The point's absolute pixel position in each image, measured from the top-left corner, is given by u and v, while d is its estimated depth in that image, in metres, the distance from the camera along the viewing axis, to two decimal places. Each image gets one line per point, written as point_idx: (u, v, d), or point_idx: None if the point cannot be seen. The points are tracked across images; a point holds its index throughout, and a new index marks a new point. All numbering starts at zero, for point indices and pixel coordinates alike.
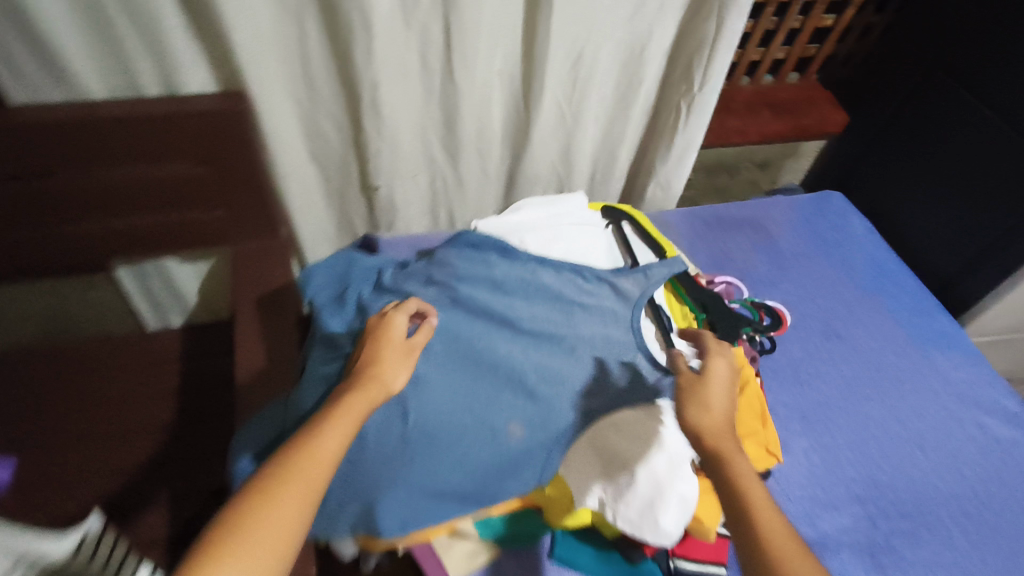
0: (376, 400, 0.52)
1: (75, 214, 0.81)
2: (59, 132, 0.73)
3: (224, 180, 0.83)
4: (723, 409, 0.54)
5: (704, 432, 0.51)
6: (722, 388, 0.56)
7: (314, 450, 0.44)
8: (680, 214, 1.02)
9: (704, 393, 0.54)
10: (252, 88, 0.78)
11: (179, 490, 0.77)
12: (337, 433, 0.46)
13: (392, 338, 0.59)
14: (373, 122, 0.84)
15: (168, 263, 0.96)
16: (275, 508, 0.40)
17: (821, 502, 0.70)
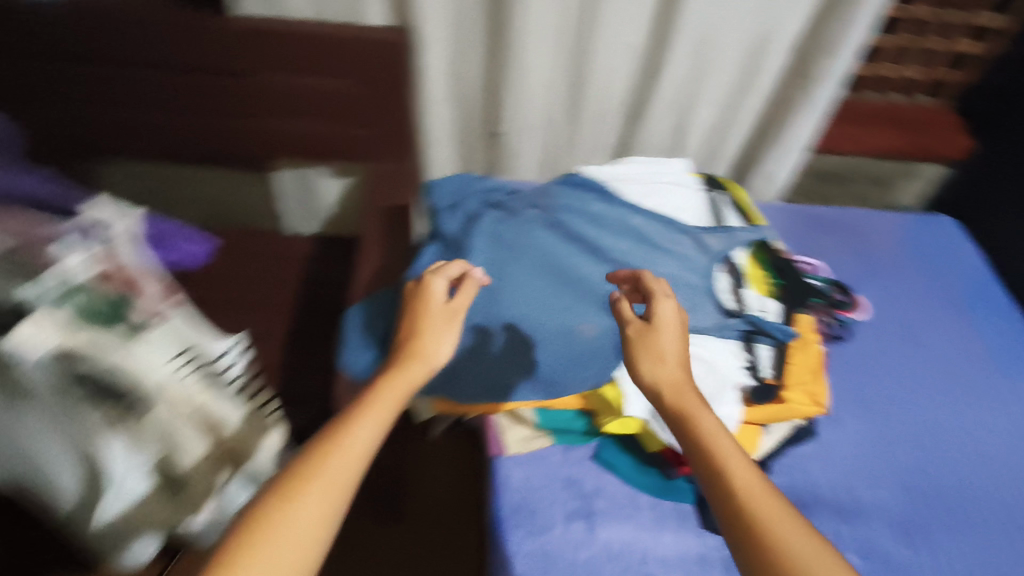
0: (415, 382, 0.54)
1: (257, 112, 0.98)
2: (265, 39, 0.89)
3: (380, 102, 0.96)
4: (673, 355, 0.54)
5: (663, 391, 0.52)
6: (673, 331, 0.56)
7: (341, 451, 0.46)
8: (779, 207, 1.06)
9: (654, 342, 0.54)
10: (419, 27, 0.90)
11: (295, 349, 0.92)
12: (367, 434, 0.48)
13: (433, 305, 0.60)
14: (513, 73, 0.95)
15: (318, 172, 1.12)
16: (298, 517, 0.41)
17: (863, 477, 0.72)
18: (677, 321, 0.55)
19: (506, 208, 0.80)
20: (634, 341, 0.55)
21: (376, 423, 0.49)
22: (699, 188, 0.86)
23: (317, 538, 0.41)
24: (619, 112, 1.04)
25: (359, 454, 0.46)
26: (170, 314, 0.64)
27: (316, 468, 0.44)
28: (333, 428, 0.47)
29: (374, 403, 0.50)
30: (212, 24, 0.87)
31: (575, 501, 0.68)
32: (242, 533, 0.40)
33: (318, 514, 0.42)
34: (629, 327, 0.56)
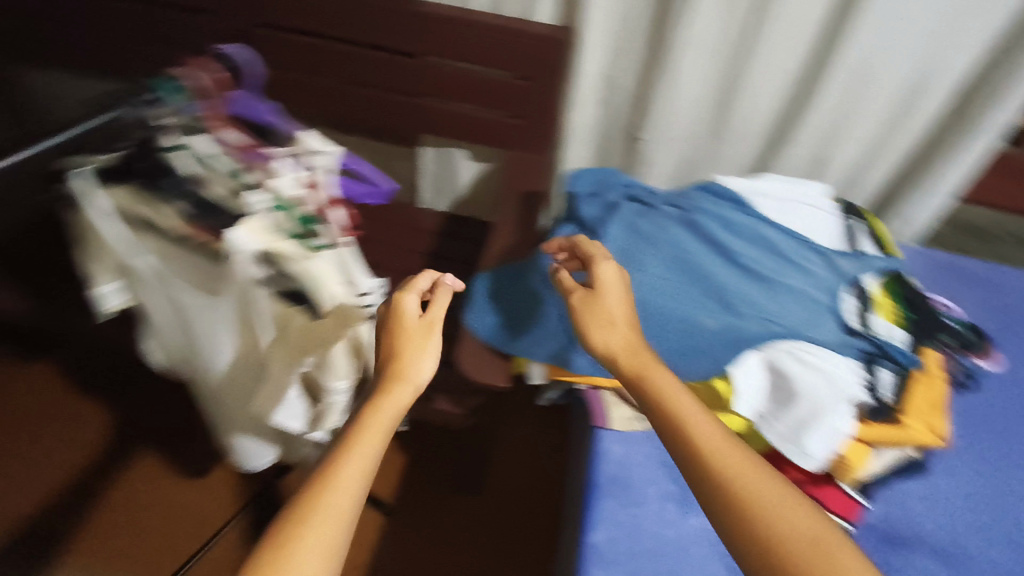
0: (401, 405, 0.57)
1: (421, 90, 1.08)
2: (444, 25, 0.99)
3: (532, 95, 1.04)
4: (620, 316, 0.61)
5: (618, 354, 0.57)
6: (617, 292, 0.63)
7: (336, 491, 0.48)
8: (915, 249, 1.03)
9: (597, 305, 0.61)
10: (583, 29, 0.97)
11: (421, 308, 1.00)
12: (357, 467, 0.51)
13: (410, 322, 0.63)
14: (664, 83, 0.99)
15: (460, 154, 1.22)
16: (302, 560, 0.45)
17: (973, 528, 0.69)
18: (616, 280, 0.62)
19: (642, 203, 0.85)
20: (582, 312, 0.61)
21: (365, 455, 0.52)
22: (835, 212, 0.86)
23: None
24: (758, 134, 1.06)
25: (353, 489, 0.49)
26: (344, 244, 0.68)
27: (311, 510, 0.47)
28: (324, 468, 0.50)
29: (360, 436, 0.53)
30: (401, 7, 0.98)
31: (670, 483, 0.71)
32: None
33: (324, 554, 0.45)
34: (574, 295, 0.63)
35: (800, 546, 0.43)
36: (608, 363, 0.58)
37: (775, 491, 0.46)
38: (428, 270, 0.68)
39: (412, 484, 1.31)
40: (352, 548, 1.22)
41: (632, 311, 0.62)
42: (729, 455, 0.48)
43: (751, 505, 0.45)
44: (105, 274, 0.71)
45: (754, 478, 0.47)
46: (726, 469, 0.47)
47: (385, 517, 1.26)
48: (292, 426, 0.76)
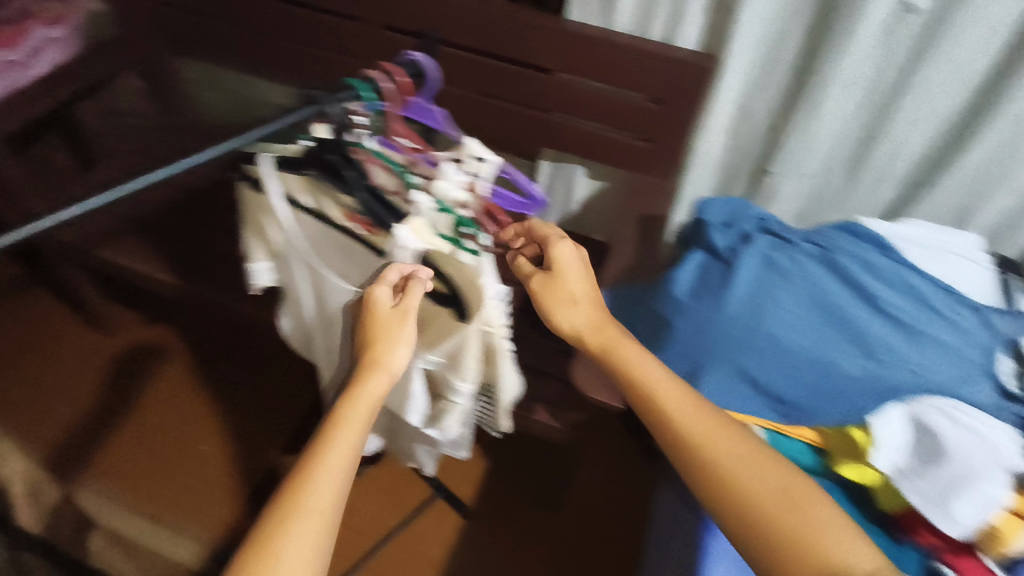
0: (377, 395, 0.61)
1: (550, 105, 1.10)
2: (586, 46, 1.00)
3: (663, 120, 1.04)
4: (582, 292, 0.67)
5: (584, 331, 0.66)
6: (575, 270, 0.67)
7: (314, 492, 0.54)
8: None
9: (557, 288, 0.66)
10: (726, 59, 0.95)
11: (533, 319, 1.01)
12: (332, 460, 0.57)
13: (383, 312, 0.62)
14: (803, 118, 0.96)
15: (580, 171, 1.22)
16: (285, 548, 0.51)
17: None
18: (574, 262, 0.65)
19: (780, 237, 0.82)
20: (547, 295, 0.67)
21: (342, 451, 0.58)
22: (990, 268, 0.81)
23: (311, 566, 0.52)
24: (899, 177, 1.02)
25: (332, 483, 0.55)
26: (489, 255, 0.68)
27: (293, 509, 0.53)
28: (302, 469, 0.56)
29: (337, 434, 0.58)
30: (543, 24, 1.01)
31: None
32: (247, 562, 0.51)
33: (311, 547, 0.52)
34: (534, 281, 0.67)
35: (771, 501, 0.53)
36: (575, 338, 0.67)
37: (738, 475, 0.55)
38: (396, 263, 0.62)
39: (493, 492, 1.31)
40: (430, 545, 1.25)
41: (591, 284, 0.67)
42: (697, 421, 0.58)
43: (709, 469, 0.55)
44: (260, 249, 0.78)
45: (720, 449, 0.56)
46: (698, 440, 0.57)
47: (464, 520, 1.28)
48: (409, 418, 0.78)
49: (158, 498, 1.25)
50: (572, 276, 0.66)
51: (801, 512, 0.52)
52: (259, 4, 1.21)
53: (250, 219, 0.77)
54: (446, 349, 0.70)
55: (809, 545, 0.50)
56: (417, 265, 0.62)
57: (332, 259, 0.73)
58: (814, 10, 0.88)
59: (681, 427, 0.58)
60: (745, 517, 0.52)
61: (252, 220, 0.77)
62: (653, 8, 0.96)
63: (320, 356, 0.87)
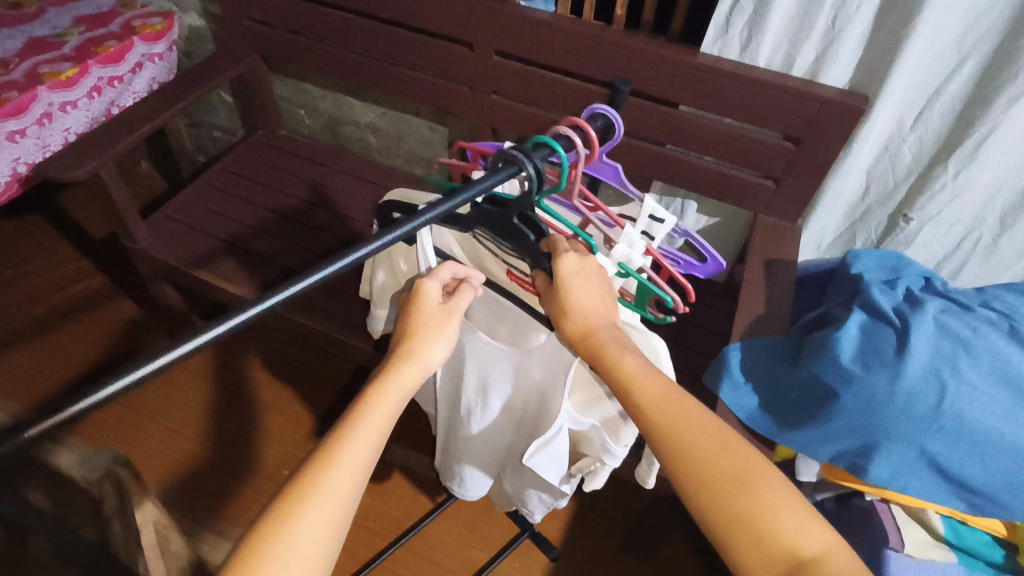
0: (410, 386, 0.58)
1: (670, 140, 1.05)
2: (718, 81, 0.95)
3: (796, 160, 0.98)
4: (584, 305, 0.57)
5: (571, 335, 0.57)
6: (580, 284, 0.57)
7: (338, 474, 0.49)
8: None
9: (555, 301, 0.57)
10: (878, 98, 0.89)
11: None
12: (359, 442, 0.52)
13: (428, 307, 0.62)
14: (958, 163, 0.89)
15: (690, 205, 1.16)
16: (301, 531, 0.46)
17: None
18: (574, 274, 0.56)
19: (948, 300, 0.76)
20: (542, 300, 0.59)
21: (371, 435, 0.53)
22: None
23: (325, 553, 0.47)
24: None
25: (357, 467, 0.51)
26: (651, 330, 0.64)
27: (312, 487, 0.48)
28: (325, 447, 0.51)
29: (367, 416, 0.54)
30: (676, 57, 0.95)
31: None
32: (256, 542, 0.46)
33: (329, 533, 0.47)
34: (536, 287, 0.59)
35: (724, 473, 0.48)
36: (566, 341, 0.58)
37: (728, 464, 0.49)
38: (450, 261, 0.64)
39: (581, 535, 1.26)
40: None
41: (600, 300, 0.57)
42: (673, 410, 0.52)
43: (693, 466, 0.49)
44: (384, 305, 0.81)
45: (695, 431, 0.51)
46: (682, 446, 0.50)
47: (552, 562, 1.23)
48: (548, 478, 0.72)
49: (214, 509, 1.22)
50: (574, 289, 0.57)
51: (755, 490, 0.47)
52: (364, 27, 1.18)
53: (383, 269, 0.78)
54: (604, 414, 0.69)
55: (757, 528, 0.46)
56: (471, 269, 0.65)
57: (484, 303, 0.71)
58: (988, 50, 0.81)
59: (651, 414, 0.53)
60: (730, 518, 0.47)
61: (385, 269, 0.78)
62: (798, 44, 0.90)
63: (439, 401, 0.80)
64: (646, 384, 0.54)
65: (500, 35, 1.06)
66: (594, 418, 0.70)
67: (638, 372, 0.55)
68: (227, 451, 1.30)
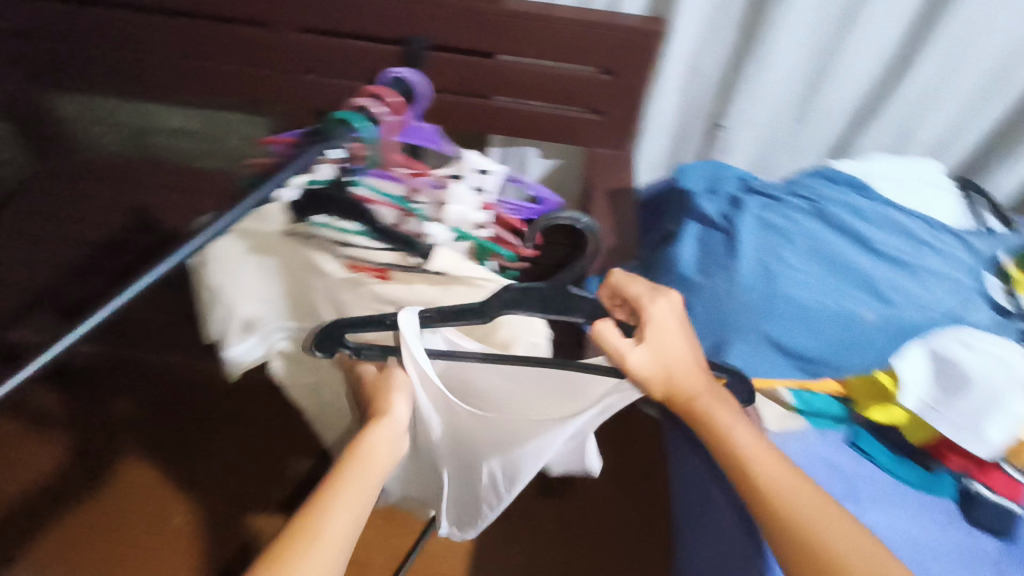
0: (385, 446, 0.56)
1: (495, 91, 1.07)
2: (526, 23, 0.97)
3: (615, 90, 1.03)
4: (682, 353, 0.55)
5: (675, 393, 0.55)
6: (673, 329, 0.55)
7: (324, 537, 0.48)
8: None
9: (659, 350, 0.54)
10: (673, 19, 0.95)
11: None
12: (344, 508, 0.50)
13: (368, 378, 0.60)
14: (755, 68, 0.97)
15: (531, 152, 1.19)
16: None
17: None
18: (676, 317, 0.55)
19: (766, 195, 0.83)
20: (634, 361, 0.52)
21: (354, 497, 0.51)
22: (958, 192, 0.86)
23: None
24: (845, 117, 1.04)
25: (343, 526, 0.49)
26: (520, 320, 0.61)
27: (310, 532, 0.48)
28: (308, 513, 0.49)
29: (348, 473, 0.53)
30: (482, 6, 0.96)
31: (841, 485, 0.71)
32: None
33: None
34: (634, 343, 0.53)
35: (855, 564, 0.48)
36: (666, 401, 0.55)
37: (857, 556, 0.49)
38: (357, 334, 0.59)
39: None
40: (446, 564, 1.21)
41: (688, 346, 0.55)
42: (798, 500, 0.52)
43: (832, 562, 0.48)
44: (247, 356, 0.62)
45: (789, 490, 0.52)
46: (817, 543, 0.49)
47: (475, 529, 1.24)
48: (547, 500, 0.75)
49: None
50: (674, 337, 0.54)
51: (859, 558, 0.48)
52: (137, 22, 1.06)
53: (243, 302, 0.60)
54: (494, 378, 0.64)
55: None
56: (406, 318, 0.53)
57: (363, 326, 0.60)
58: None
59: (775, 507, 0.52)
60: None
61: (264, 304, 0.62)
62: None
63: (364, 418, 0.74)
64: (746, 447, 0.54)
65: (296, 11, 1.01)
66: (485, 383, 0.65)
67: (738, 438, 0.54)
68: (105, 514, 1.19)
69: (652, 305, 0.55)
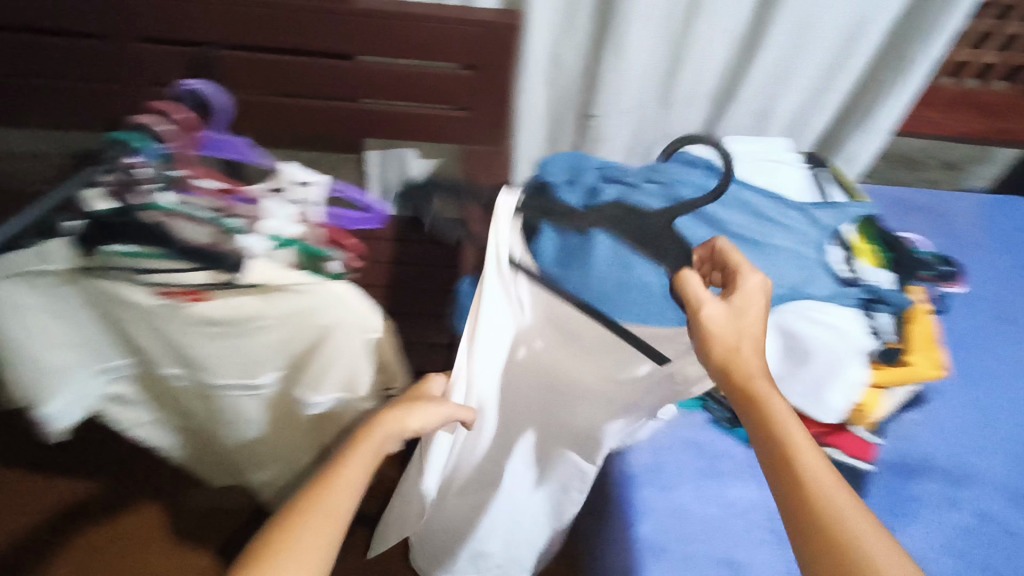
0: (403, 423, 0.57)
1: (361, 93, 1.05)
2: (382, 23, 0.95)
3: (481, 86, 1.02)
4: (755, 332, 0.53)
5: (737, 366, 0.51)
6: (751, 311, 0.53)
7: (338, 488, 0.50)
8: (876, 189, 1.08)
9: (738, 319, 0.53)
10: (527, 11, 0.95)
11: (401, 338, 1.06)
12: (355, 474, 0.51)
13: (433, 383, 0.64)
14: (613, 56, 0.98)
15: (408, 153, 1.17)
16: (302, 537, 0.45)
17: (955, 450, 0.78)
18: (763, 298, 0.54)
19: (623, 183, 0.84)
20: (710, 316, 0.52)
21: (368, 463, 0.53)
22: (804, 166, 0.90)
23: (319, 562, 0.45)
24: (707, 99, 1.07)
25: (355, 485, 0.51)
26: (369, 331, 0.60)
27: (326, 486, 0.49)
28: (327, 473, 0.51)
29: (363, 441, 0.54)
30: (332, 7, 0.94)
31: (704, 464, 0.74)
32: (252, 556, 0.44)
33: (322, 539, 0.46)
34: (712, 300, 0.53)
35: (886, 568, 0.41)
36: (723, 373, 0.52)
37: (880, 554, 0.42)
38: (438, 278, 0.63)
39: None
40: None
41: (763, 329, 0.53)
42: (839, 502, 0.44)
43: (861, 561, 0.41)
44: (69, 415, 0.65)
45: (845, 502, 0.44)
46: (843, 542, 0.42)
47: None
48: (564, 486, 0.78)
49: None
50: (752, 313, 0.53)
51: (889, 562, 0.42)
52: None
53: (57, 351, 0.61)
54: (339, 380, 0.63)
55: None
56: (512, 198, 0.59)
57: (197, 346, 0.60)
58: None
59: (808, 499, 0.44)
60: None
61: (88, 345, 0.63)
62: None
63: (227, 433, 0.75)
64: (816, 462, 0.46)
65: (132, 21, 0.95)
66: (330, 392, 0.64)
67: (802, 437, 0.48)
68: None
69: (745, 273, 0.55)
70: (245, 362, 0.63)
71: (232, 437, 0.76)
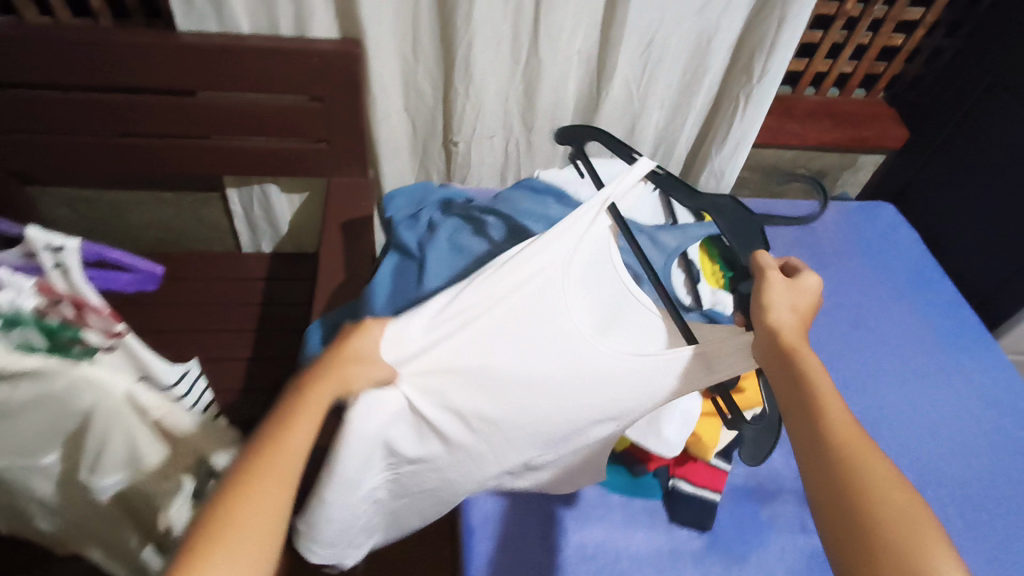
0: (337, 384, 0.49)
1: (205, 130, 0.99)
2: (208, 57, 0.89)
3: (331, 117, 0.98)
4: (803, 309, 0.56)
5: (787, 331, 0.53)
6: (798, 294, 0.57)
7: (285, 447, 0.44)
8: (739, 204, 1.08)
9: (796, 295, 0.56)
10: (367, 40, 0.91)
11: (263, 385, 0.99)
12: (302, 432, 0.45)
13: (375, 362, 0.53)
14: (463, 82, 0.96)
15: (270, 189, 1.13)
16: (246, 515, 0.41)
17: None
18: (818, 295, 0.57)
19: (464, 215, 0.81)
20: (772, 282, 0.57)
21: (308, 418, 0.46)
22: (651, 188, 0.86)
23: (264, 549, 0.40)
24: (570, 120, 1.06)
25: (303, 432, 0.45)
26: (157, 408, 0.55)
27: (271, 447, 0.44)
28: (276, 424, 0.45)
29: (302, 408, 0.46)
30: (152, 43, 0.87)
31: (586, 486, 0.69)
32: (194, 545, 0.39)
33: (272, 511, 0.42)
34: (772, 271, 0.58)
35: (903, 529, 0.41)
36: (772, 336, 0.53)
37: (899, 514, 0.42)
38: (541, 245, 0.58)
39: None
40: None
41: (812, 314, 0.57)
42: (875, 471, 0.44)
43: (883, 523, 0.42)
44: None
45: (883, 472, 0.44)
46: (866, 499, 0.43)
47: None
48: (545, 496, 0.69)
49: None
50: (805, 297, 0.57)
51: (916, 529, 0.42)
52: None
53: None
54: (119, 462, 0.57)
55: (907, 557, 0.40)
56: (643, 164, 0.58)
57: None
58: None
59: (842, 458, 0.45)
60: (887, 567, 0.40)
61: None
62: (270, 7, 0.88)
63: (35, 514, 0.69)
64: (851, 424, 0.46)
65: None
66: (111, 476, 0.57)
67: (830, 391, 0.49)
68: None
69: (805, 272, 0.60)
70: (15, 444, 0.57)
71: (41, 518, 0.69)
